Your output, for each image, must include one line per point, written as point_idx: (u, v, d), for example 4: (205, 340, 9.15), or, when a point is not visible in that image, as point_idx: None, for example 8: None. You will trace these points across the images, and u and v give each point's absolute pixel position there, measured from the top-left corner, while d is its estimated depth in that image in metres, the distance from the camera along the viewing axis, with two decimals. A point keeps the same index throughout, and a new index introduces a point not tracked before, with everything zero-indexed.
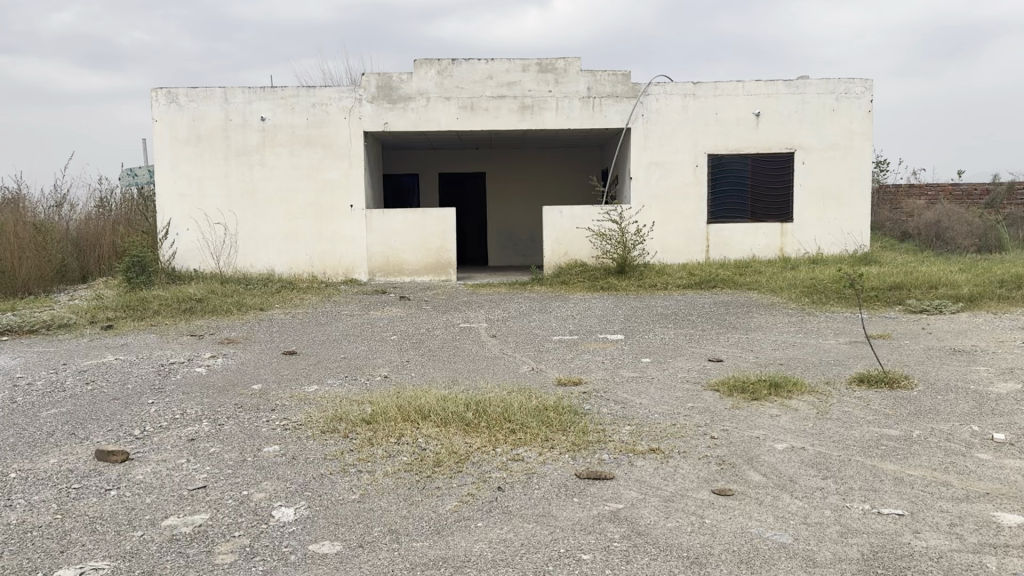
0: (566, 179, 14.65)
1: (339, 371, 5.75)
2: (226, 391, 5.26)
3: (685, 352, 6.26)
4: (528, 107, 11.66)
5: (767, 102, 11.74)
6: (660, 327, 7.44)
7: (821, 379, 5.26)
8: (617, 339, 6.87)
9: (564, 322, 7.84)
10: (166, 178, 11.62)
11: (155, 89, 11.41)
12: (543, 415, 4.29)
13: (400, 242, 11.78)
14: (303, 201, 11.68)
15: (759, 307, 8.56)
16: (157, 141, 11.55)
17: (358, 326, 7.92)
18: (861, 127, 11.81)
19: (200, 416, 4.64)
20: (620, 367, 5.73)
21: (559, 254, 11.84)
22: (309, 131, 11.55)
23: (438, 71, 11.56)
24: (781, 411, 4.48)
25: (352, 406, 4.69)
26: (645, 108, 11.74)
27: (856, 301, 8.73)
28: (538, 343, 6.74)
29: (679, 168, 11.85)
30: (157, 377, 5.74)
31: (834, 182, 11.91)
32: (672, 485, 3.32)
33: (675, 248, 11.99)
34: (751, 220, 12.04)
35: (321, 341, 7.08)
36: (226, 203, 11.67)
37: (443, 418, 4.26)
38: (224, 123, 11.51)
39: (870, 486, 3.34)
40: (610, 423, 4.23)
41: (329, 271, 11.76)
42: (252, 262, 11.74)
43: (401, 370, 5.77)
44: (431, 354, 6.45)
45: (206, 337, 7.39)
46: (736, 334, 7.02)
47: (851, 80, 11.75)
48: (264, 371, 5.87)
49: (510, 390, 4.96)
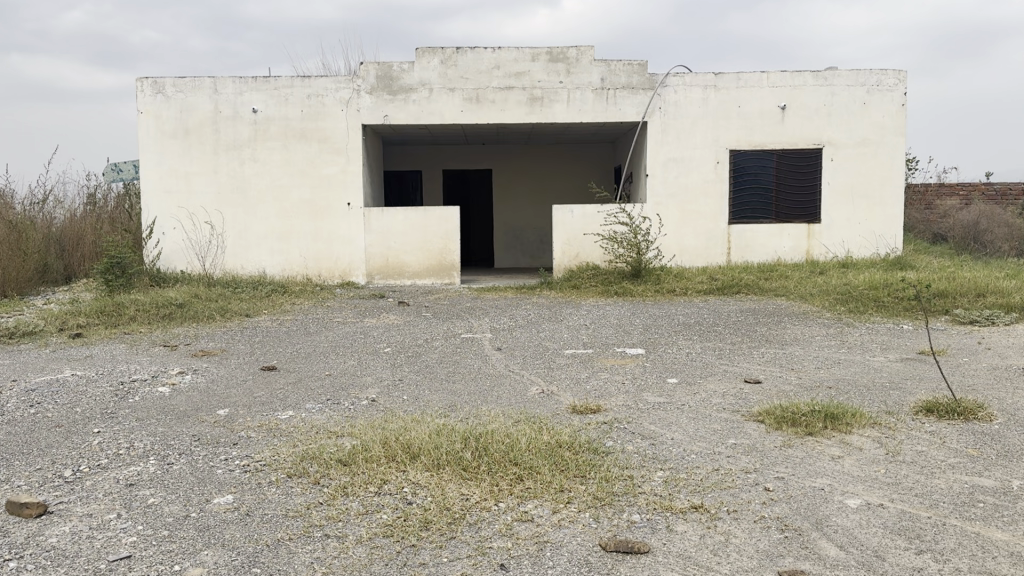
0: (576, 177, 13.91)
1: (320, 392, 5.00)
2: (185, 419, 4.52)
3: (717, 370, 5.49)
4: (538, 99, 10.90)
5: (794, 94, 10.97)
6: (685, 339, 6.67)
7: (880, 408, 4.50)
8: (638, 354, 6.10)
9: (577, 333, 7.09)
10: (152, 174, 10.90)
11: (141, 78, 10.71)
12: (558, 456, 3.55)
13: (400, 243, 11.04)
14: (297, 199, 10.95)
15: (790, 316, 7.79)
16: (142, 134, 10.83)
17: (349, 335, 7.17)
18: (894, 122, 11.04)
19: (146, 452, 3.90)
20: (644, 390, 4.96)
21: (570, 256, 11.09)
22: (304, 124, 10.83)
23: (441, 60, 10.82)
24: (843, 452, 3.75)
25: (329, 439, 3.94)
26: (663, 100, 10.98)
27: (897, 310, 7.96)
28: (548, 359, 5.99)
29: (699, 165, 11.08)
30: (113, 399, 5.00)
31: (866, 181, 11.13)
32: (725, 566, 2.58)
33: (694, 250, 11.20)
34: (776, 220, 11.25)
35: (305, 354, 6.33)
36: (216, 201, 10.94)
37: (436, 459, 3.52)
38: (214, 115, 10.80)
39: (984, 567, 2.58)
40: (638, 467, 3.48)
41: (325, 273, 11.04)
42: (242, 264, 11.02)
43: (393, 391, 5.02)
44: (427, 370, 5.69)
45: (180, 349, 6.65)
46: (771, 349, 6.25)
47: (883, 72, 10.99)
48: (234, 392, 5.12)
49: (518, 420, 4.22)
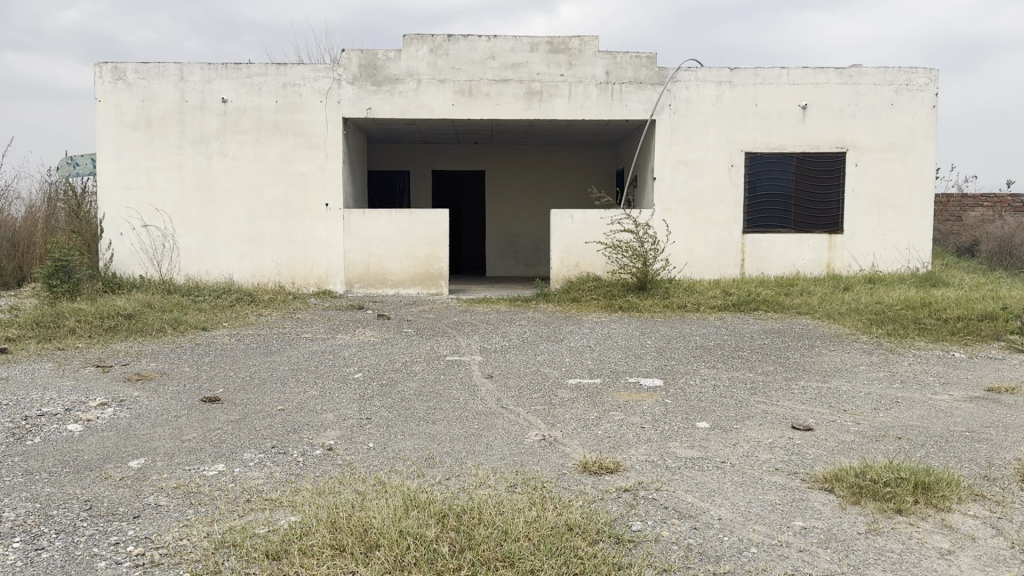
0: (576, 181, 12.97)
1: (265, 437, 4.00)
2: (83, 475, 3.50)
3: (755, 411, 4.52)
4: (536, 94, 9.94)
5: (815, 93, 10.06)
6: (707, 368, 5.68)
7: (976, 470, 3.54)
8: (655, 387, 5.11)
9: (581, 357, 6.09)
10: (110, 169, 9.87)
11: (99, 63, 9.69)
12: (571, 552, 2.56)
13: (383, 247, 10.04)
14: (270, 198, 9.95)
15: (822, 340, 6.83)
16: (100, 125, 9.81)
17: (316, 355, 6.17)
18: (924, 125, 10.14)
19: (12, 530, 2.89)
20: (670, 437, 3.98)
21: (569, 266, 10.12)
22: (279, 116, 9.84)
23: (431, 49, 9.86)
24: (956, 545, 2.77)
25: (259, 517, 2.94)
26: (673, 97, 10.03)
27: (943, 334, 7.01)
28: (547, 391, 4.99)
29: (711, 169, 10.13)
30: (4, 442, 3.98)
31: (893, 190, 10.22)
32: None
33: (705, 261, 10.23)
34: (795, 230, 10.30)
35: (259, 379, 5.32)
36: (179, 199, 9.92)
37: (401, 556, 2.53)
38: (179, 106, 9.80)
39: None
40: (681, 570, 2.50)
41: (299, 281, 10.03)
42: (207, 269, 10.01)
43: (357, 435, 4.02)
44: (403, 404, 4.69)
45: (113, 372, 5.63)
46: (812, 383, 5.28)
47: (913, 70, 10.08)
48: (158, 436, 4.10)
49: (514, 486, 3.23)
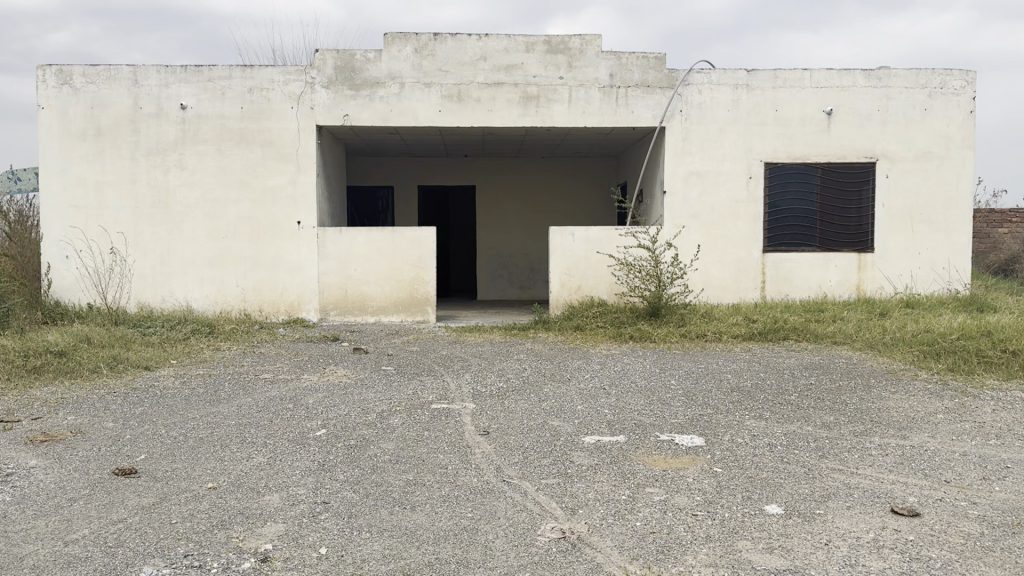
0: (574, 196, 11.97)
1: (179, 539, 2.88)
2: None
3: (837, 487, 3.44)
4: (533, 98, 8.93)
5: (841, 97, 9.09)
6: (753, 420, 4.59)
7: None
8: (695, 448, 4.03)
9: (595, 405, 4.99)
10: (54, 184, 8.78)
11: (43, 66, 8.64)
12: None
13: (363, 270, 8.96)
14: (234, 216, 8.87)
15: (878, 379, 5.77)
16: (43, 134, 8.73)
17: (273, 404, 5.06)
18: (961, 132, 9.18)
19: None
20: (740, 533, 2.90)
21: (570, 289, 9.05)
22: (244, 124, 8.79)
23: (415, 49, 8.84)
24: None
25: None
26: (685, 101, 9.03)
27: (1015, 372, 5.97)
28: (560, 457, 3.90)
29: (728, 182, 9.12)
30: None
31: (926, 204, 9.23)
32: None
33: (721, 284, 9.19)
34: (820, 248, 9.27)
35: (193, 441, 4.20)
36: (131, 218, 8.83)
37: None
38: (133, 113, 8.73)
39: None
40: None
41: (267, 308, 8.94)
42: (163, 296, 8.90)
43: (307, 534, 2.91)
44: (373, 477, 3.59)
45: (15, 431, 4.49)
46: (890, 440, 4.21)
47: (948, 72, 9.13)
48: (37, 535, 2.99)
49: None
